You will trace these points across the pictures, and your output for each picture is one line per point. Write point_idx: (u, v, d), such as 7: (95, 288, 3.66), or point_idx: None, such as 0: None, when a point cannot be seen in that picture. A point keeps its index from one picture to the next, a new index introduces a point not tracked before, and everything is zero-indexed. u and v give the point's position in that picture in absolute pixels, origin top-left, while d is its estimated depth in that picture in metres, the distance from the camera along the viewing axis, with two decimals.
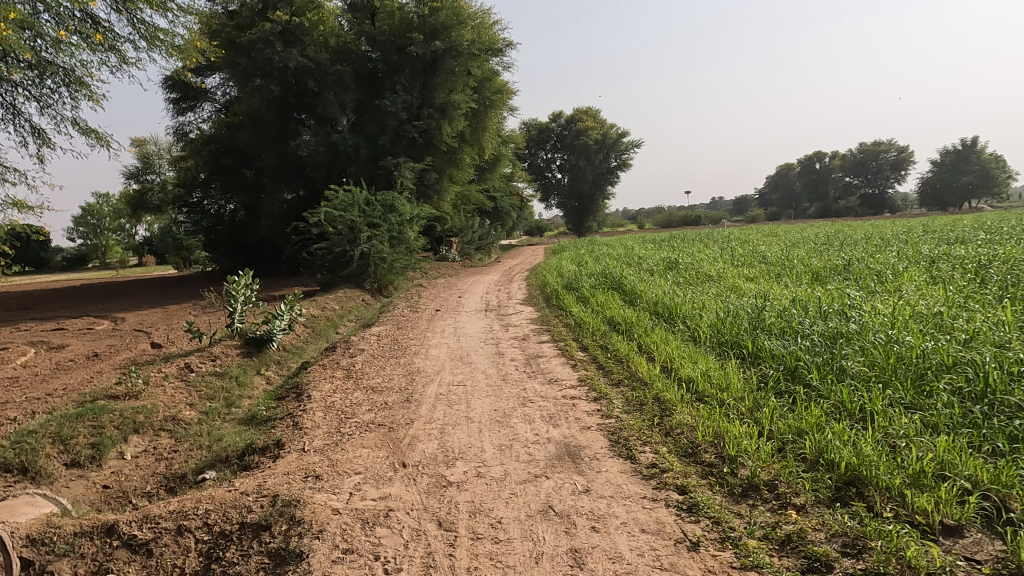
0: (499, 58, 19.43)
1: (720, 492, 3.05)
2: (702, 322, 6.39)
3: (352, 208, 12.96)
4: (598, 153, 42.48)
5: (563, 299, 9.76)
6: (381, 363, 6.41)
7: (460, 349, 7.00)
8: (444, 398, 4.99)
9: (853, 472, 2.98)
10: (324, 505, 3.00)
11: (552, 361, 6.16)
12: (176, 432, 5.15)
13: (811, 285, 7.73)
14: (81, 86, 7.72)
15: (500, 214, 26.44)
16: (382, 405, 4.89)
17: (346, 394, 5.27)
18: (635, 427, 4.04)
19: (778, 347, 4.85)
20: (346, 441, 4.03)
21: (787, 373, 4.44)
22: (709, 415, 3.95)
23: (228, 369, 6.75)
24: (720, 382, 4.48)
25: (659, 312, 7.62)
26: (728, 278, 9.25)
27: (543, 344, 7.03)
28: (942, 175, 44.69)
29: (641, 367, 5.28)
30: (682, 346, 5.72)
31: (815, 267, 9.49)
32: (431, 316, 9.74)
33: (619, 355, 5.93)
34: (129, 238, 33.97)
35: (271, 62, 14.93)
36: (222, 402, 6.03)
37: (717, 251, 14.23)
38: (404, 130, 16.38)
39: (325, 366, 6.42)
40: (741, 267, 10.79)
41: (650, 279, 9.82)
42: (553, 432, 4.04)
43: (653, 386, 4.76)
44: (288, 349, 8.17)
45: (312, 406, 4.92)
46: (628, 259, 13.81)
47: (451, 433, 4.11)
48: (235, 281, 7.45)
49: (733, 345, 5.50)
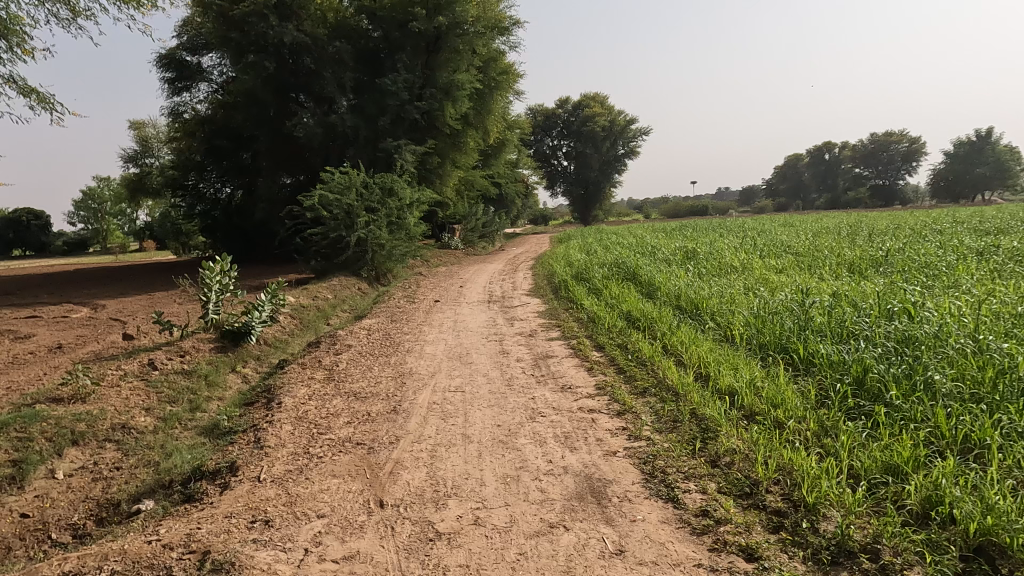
0: (504, 38, 18.63)
1: (804, 561, 2.25)
2: (736, 320, 5.58)
3: (348, 190, 12.13)
4: (606, 140, 41.54)
5: (574, 290, 8.97)
6: (369, 363, 5.63)
7: (459, 346, 6.21)
8: (437, 410, 4.20)
9: (986, 536, 2.17)
10: (266, 572, 2.22)
11: (564, 363, 5.35)
12: (124, 445, 4.39)
13: (853, 279, 6.93)
14: (13, 35, 6.88)
15: (506, 200, 25.60)
16: (363, 417, 4.10)
17: (323, 401, 4.49)
18: (674, 454, 3.25)
19: (840, 354, 4.03)
20: (315, 468, 3.26)
21: (857, 387, 3.64)
22: (768, 443, 3.16)
23: (197, 366, 5.98)
24: (775, 399, 3.69)
25: (681, 306, 6.84)
26: (754, 270, 8.45)
27: (553, 342, 6.25)
28: (954, 166, 43.57)
29: (670, 373, 4.49)
30: (717, 348, 4.92)
31: (850, 259, 8.69)
32: (429, 307, 8.96)
33: (643, 358, 5.14)
34: (130, 223, 33.43)
35: (265, 36, 14.15)
36: (186, 406, 5.25)
37: (736, 240, 13.35)
38: (405, 111, 15.50)
39: (305, 365, 5.64)
40: (767, 258, 9.95)
41: (667, 269, 8.99)
42: (572, 460, 3.25)
43: (692, 400, 3.97)
44: (270, 344, 7.39)
45: (281, 417, 4.14)
46: (640, 248, 13.02)
47: (444, 458, 3.33)
48: (211, 269, 6.65)
49: (778, 349, 4.70)
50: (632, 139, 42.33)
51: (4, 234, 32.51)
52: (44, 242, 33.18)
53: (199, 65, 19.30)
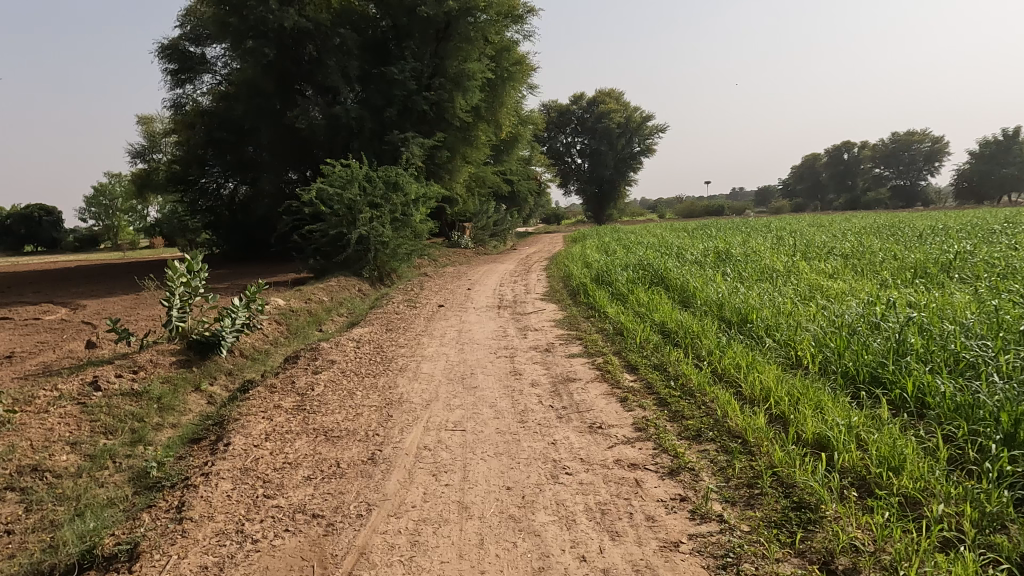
0: (519, 26, 17.53)
1: None
2: (803, 338, 4.54)
3: (350, 184, 11.18)
4: (621, 137, 40.38)
5: (595, 295, 7.94)
6: (352, 386, 4.64)
7: (462, 365, 5.18)
8: (427, 460, 3.19)
9: None
10: None
11: (590, 392, 4.29)
12: (29, 496, 3.43)
13: (928, 287, 5.81)
14: None
15: (518, 198, 24.58)
16: (329, 471, 3.10)
17: (285, 442, 3.51)
18: (766, 552, 2.22)
19: (971, 396, 2.96)
20: (242, 565, 2.27)
21: (1014, 449, 2.57)
22: (911, 540, 2.13)
23: (150, 387, 5.01)
24: (895, 462, 2.65)
25: (726, 317, 5.78)
26: (802, 275, 7.33)
27: (575, 361, 5.20)
28: (980, 166, 41.84)
29: (734, 414, 3.47)
30: (787, 377, 3.89)
31: (913, 263, 7.57)
32: (431, 313, 7.98)
33: (691, 388, 4.11)
34: (141, 220, 32.73)
35: (265, 21, 13.24)
36: (126, 438, 4.29)
37: (769, 240, 12.20)
38: (413, 102, 14.48)
39: (273, 388, 4.65)
40: (812, 261, 8.82)
41: (702, 273, 7.91)
42: (614, 557, 2.24)
43: (771, 457, 2.94)
44: (247, 355, 6.44)
45: (223, 467, 3.15)
46: (664, 248, 11.92)
47: (429, 548, 2.33)
48: (176, 271, 5.67)
49: (867, 383, 3.66)
50: (648, 136, 41.11)
51: (17, 230, 31.75)
52: (56, 239, 32.56)
53: (202, 57, 18.35)
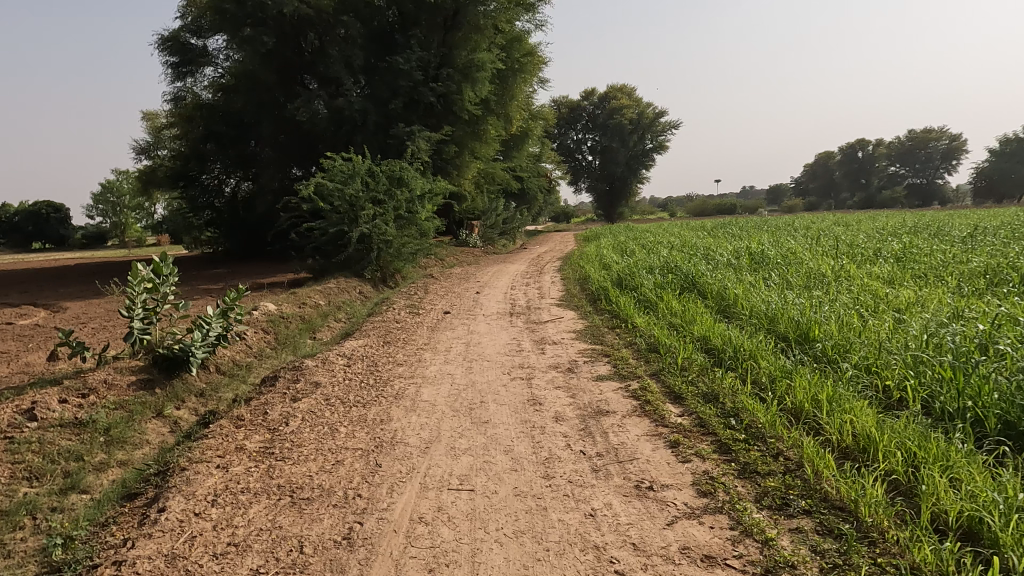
0: (530, 15, 16.63)
1: None
2: (895, 367, 3.64)
3: (351, 179, 10.35)
4: (632, 134, 39.39)
5: (618, 302, 7.08)
6: (337, 421, 3.78)
7: (470, 391, 4.32)
8: (423, 543, 2.35)
9: None
10: None
11: (630, 433, 3.43)
12: None
13: (1018, 300, 4.88)
14: None
15: (528, 195, 23.73)
16: (289, 558, 2.27)
17: (236, 508, 2.66)
18: None
19: None
20: None
21: None
22: None
23: (98, 415, 4.18)
24: None
25: (784, 333, 4.88)
26: (856, 281, 6.42)
27: (605, 387, 4.32)
28: (999, 165, 40.57)
29: (833, 477, 2.61)
30: (890, 420, 3.01)
31: (979, 268, 6.66)
32: (435, 322, 7.14)
33: (760, 431, 3.24)
34: (147, 218, 31.96)
35: (263, 7, 12.40)
36: (57, 485, 3.47)
37: (800, 241, 11.28)
38: (420, 94, 13.60)
39: (240, 422, 3.81)
40: (860, 264, 7.90)
41: (742, 278, 7.00)
42: None
43: (908, 555, 2.08)
44: (223, 371, 5.61)
45: (144, 558, 2.30)
46: (688, 249, 11.03)
47: None
48: (138, 276, 4.82)
49: (1002, 433, 2.80)
50: (661, 133, 39.96)
51: (23, 228, 31.00)
52: (63, 236, 31.92)
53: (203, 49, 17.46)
